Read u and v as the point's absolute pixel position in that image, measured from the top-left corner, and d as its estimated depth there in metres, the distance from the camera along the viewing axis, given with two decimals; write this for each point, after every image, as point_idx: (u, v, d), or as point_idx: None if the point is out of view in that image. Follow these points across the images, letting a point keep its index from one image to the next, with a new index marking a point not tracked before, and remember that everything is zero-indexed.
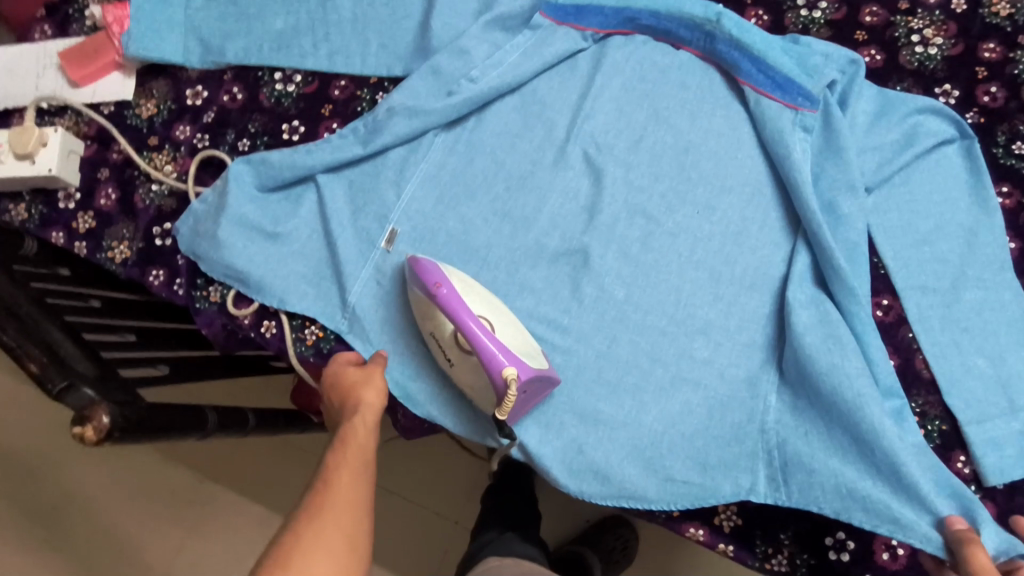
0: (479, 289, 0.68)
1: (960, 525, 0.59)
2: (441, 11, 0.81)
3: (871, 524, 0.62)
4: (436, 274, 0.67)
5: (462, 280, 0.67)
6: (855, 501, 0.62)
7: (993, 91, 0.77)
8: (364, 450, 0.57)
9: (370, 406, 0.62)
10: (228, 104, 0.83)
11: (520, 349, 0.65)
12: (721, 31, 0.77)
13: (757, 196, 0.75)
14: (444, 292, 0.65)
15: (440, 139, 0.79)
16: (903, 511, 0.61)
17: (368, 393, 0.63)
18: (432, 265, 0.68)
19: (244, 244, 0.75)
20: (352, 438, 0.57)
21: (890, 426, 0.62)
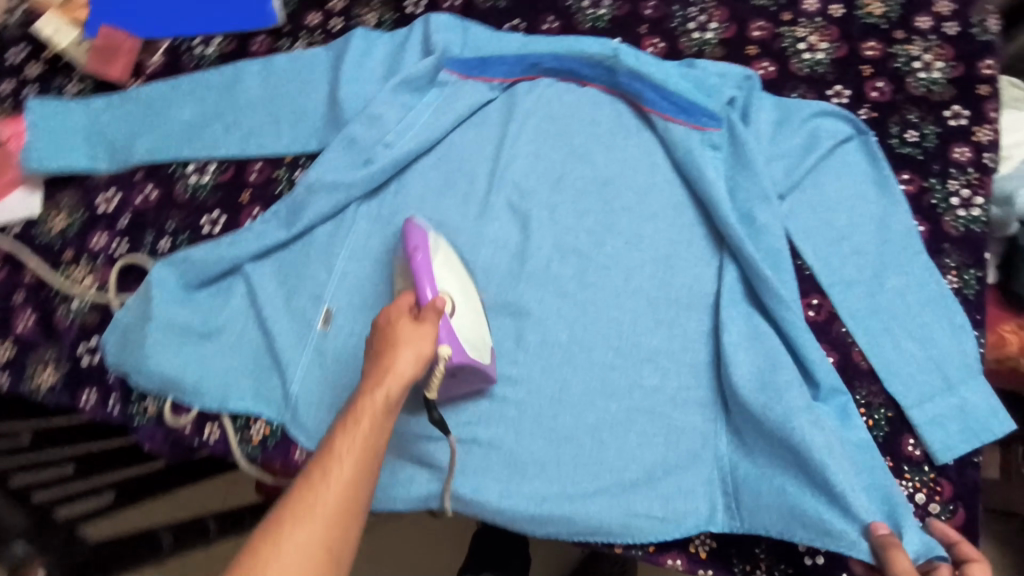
0: (455, 270, 0.71)
1: (882, 530, 0.60)
2: (348, 80, 0.81)
3: (810, 539, 0.63)
4: (416, 241, 0.69)
5: (442, 256, 0.70)
6: (795, 519, 0.64)
7: (880, 86, 0.82)
8: (372, 437, 0.50)
9: (404, 373, 0.54)
10: (143, 205, 0.81)
11: (469, 338, 0.67)
12: (620, 65, 0.79)
13: (680, 218, 0.77)
14: (415, 258, 0.67)
15: (364, 210, 0.79)
16: (832, 519, 0.62)
17: (406, 349, 0.55)
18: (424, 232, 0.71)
19: (176, 349, 0.73)
20: (369, 413, 0.51)
21: (817, 436, 0.64)
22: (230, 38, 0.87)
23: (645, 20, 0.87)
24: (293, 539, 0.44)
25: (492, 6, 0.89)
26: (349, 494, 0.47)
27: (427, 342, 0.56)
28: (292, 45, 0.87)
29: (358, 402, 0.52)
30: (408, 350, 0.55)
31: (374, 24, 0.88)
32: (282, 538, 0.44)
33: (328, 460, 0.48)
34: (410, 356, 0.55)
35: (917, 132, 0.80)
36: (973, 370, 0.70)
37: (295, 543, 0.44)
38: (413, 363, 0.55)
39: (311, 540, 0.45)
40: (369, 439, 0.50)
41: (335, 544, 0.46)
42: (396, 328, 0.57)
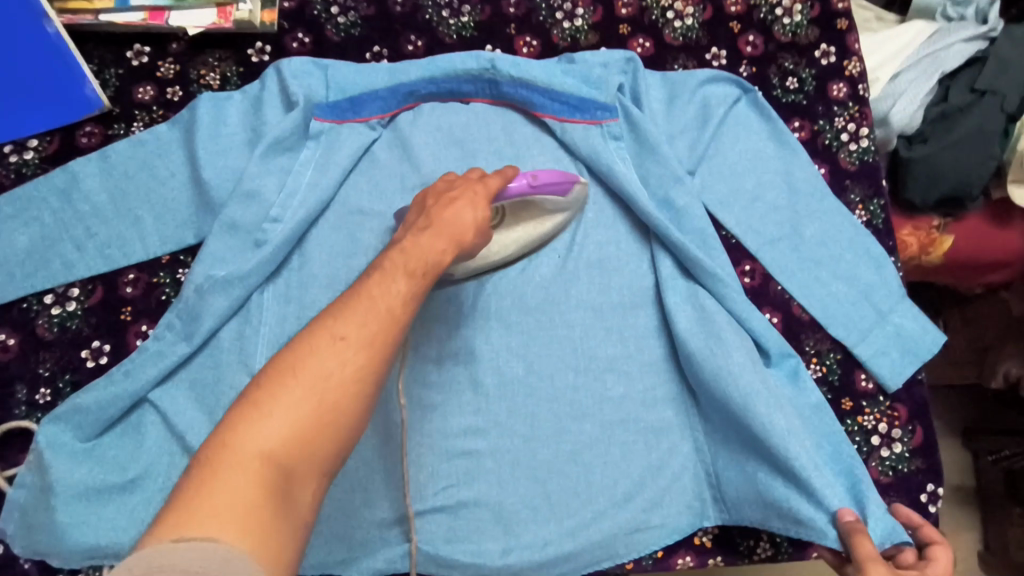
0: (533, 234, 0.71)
1: (848, 517, 0.62)
2: (209, 157, 0.71)
3: (785, 528, 0.65)
4: (544, 179, 0.67)
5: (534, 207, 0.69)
6: (770, 509, 0.66)
7: (752, 40, 0.83)
8: (422, 278, 0.48)
9: (458, 229, 0.52)
10: (2, 357, 0.69)
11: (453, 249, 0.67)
12: (501, 75, 0.75)
13: (602, 218, 0.75)
14: (521, 182, 0.65)
15: (270, 294, 0.71)
16: (802, 508, 0.64)
17: (470, 210, 0.54)
18: (561, 181, 0.69)
19: (95, 513, 0.64)
20: (427, 252, 0.49)
21: (779, 419, 0.65)
22: (47, 136, 0.76)
23: (511, 19, 0.83)
24: (346, 344, 0.41)
25: (346, 36, 0.82)
26: (400, 321, 0.44)
27: (488, 210, 0.55)
28: (130, 128, 0.77)
29: (416, 242, 0.51)
30: (471, 210, 0.54)
31: (219, 86, 0.79)
32: (334, 343, 0.41)
33: (388, 280, 0.46)
34: (466, 211, 0.54)
35: (796, 78, 0.82)
36: (900, 296, 0.74)
37: (348, 351, 0.41)
38: (471, 227, 0.54)
39: (365, 360, 0.41)
40: (422, 277, 0.48)
41: (378, 366, 0.42)
42: (461, 192, 0.56)
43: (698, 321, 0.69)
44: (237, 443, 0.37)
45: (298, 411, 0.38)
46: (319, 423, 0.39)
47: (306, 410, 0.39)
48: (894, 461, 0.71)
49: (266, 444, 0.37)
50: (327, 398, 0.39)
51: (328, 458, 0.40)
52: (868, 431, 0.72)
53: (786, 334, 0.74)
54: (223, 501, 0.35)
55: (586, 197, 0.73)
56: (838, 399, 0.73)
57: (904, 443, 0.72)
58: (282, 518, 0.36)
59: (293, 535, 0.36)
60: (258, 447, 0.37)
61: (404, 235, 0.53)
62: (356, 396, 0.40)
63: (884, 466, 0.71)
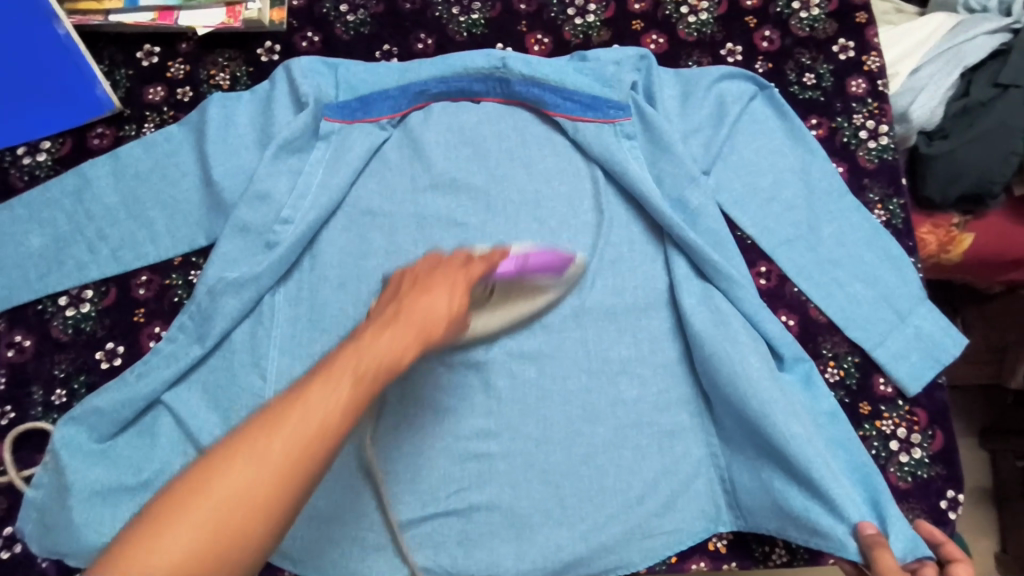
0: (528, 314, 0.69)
1: (869, 529, 0.61)
2: (220, 158, 0.71)
3: (804, 539, 0.64)
4: (535, 259, 0.67)
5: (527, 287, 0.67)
6: (788, 518, 0.65)
7: (768, 35, 0.81)
8: (365, 381, 0.48)
9: (417, 324, 0.53)
10: (18, 358, 0.70)
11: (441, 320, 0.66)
12: (512, 74, 0.74)
13: (615, 218, 0.74)
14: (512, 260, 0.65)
15: (282, 296, 0.71)
16: (821, 518, 0.63)
17: (443, 297, 0.56)
18: (557, 264, 0.68)
19: (110, 513, 0.64)
20: (379, 351, 0.50)
21: (796, 427, 0.64)
22: (59, 138, 0.76)
23: (522, 16, 0.82)
24: (266, 455, 0.42)
25: (355, 35, 0.81)
26: (349, 414, 0.46)
27: (461, 304, 0.57)
28: (141, 129, 0.77)
29: (384, 327, 0.52)
30: (445, 298, 0.56)
31: (229, 86, 0.79)
32: (250, 454, 0.42)
33: (326, 381, 0.47)
34: (427, 306, 0.55)
35: (813, 74, 0.80)
36: (919, 297, 0.73)
37: (266, 462, 0.42)
38: (434, 319, 0.55)
39: (281, 475, 0.42)
40: (365, 380, 0.48)
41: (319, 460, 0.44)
42: (438, 279, 0.58)
43: (720, 323, 0.68)
44: (138, 554, 0.38)
45: (198, 527, 0.39)
46: (220, 540, 0.39)
47: (206, 526, 0.39)
48: (914, 467, 0.70)
49: (162, 560, 0.38)
50: (233, 514, 0.40)
51: (250, 559, 0.40)
52: (886, 436, 0.71)
53: (802, 336, 0.73)
54: None
55: (582, 275, 0.71)
56: (856, 402, 0.71)
57: (924, 448, 0.70)
58: None
59: None
60: (156, 561, 0.38)
61: (367, 327, 0.54)
62: (262, 513, 0.41)
63: (903, 472, 0.70)
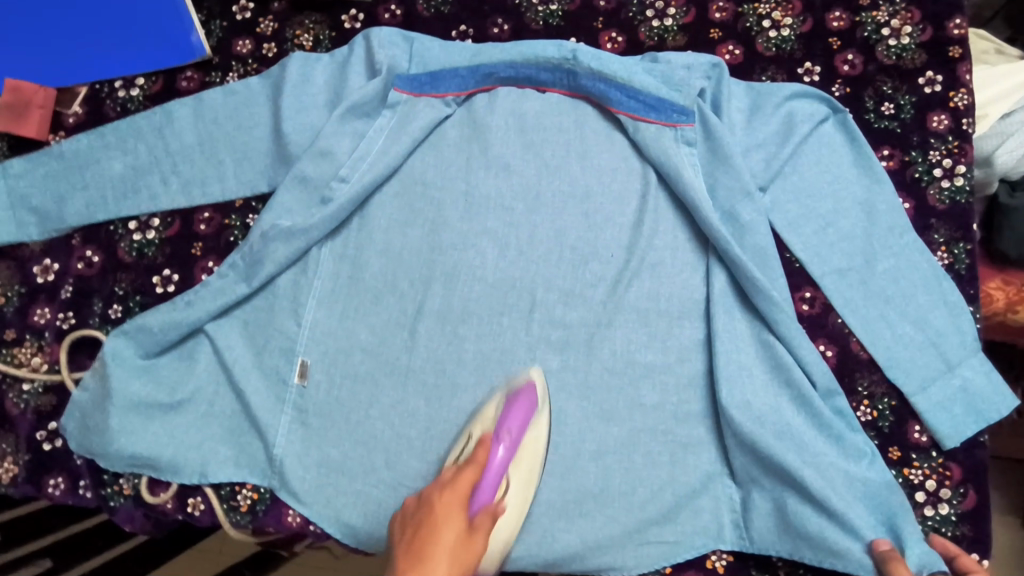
0: (532, 469, 0.64)
1: (884, 546, 0.61)
2: (291, 112, 0.75)
3: (818, 559, 0.64)
4: (513, 428, 0.63)
5: (529, 450, 0.64)
6: (804, 541, 0.64)
7: (851, 58, 0.79)
8: None
9: None
10: (85, 271, 0.76)
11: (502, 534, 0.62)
12: (580, 67, 0.74)
13: (662, 221, 0.73)
14: (500, 449, 0.61)
15: (327, 250, 0.74)
16: (839, 539, 0.62)
17: (442, 565, 0.49)
18: (529, 411, 0.64)
19: (142, 426, 0.69)
20: None
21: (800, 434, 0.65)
22: (152, 77, 0.81)
23: (600, 12, 0.82)
24: None
25: (435, 12, 0.83)
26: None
27: (468, 545, 0.51)
28: (225, 77, 0.81)
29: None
30: (450, 552, 0.50)
31: (311, 46, 0.82)
32: None
33: None
34: (436, 563, 0.49)
35: (893, 104, 0.77)
36: (973, 349, 0.69)
37: None
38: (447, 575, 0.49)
39: None
40: None
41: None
42: (431, 532, 0.50)
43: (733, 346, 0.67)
44: None
45: None
46: None
47: None
48: (938, 522, 0.67)
49: None
50: None
51: None
52: (913, 485, 0.68)
53: (838, 368, 0.71)
54: None
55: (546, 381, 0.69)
56: (886, 446, 0.69)
57: (952, 505, 0.67)
58: None
59: None
60: None
61: None
62: None
63: (926, 526, 0.67)
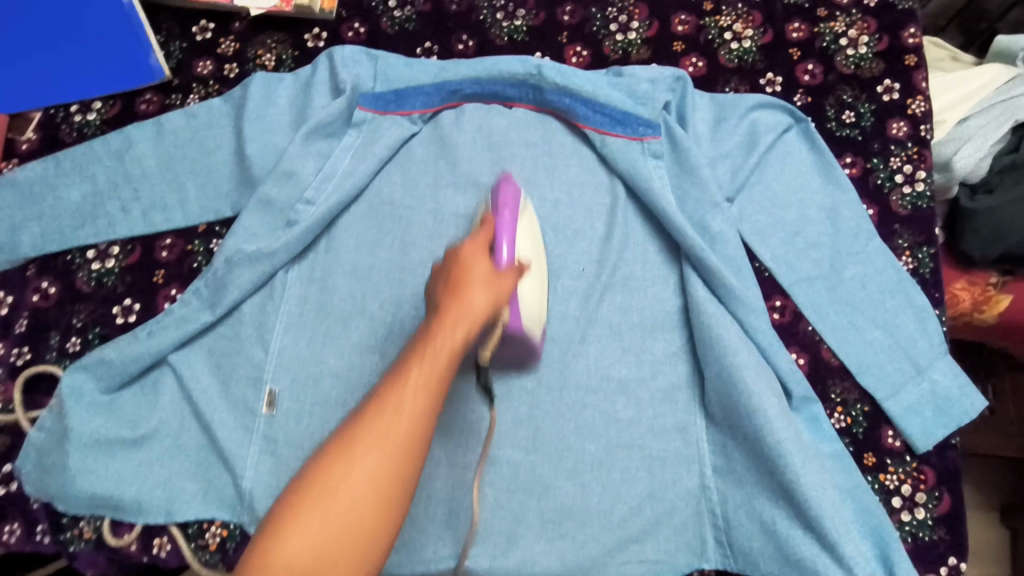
0: (534, 236, 0.66)
1: None
2: (253, 134, 0.74)
3: None
4: (509, 199, 0.63)
5: (528, 222, 0.65)
6: (792, 567, 0.63)
7: (811, 68, 0.80)
8: (433, 384, 0.45)
9: (470, 301, 0.49)
10: (41, 304, 0.73)
11: (530, 311, 0.63)
12: (546, 82, 0.75)
13: (632, 234, 0.73)
14: (505, 211, 0.61)
15: (295, 274, 0.72)
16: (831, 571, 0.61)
17: (479, 290, 0.50)
18: (516, 189, 0.65)
19: (103, 463, 0.66)
20: (432, 354, 0.46)
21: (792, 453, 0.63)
22: (110, 100, 0.79)
23: (564, 27, 0.83)
24: (358, 463, 0.41)
25: (399, 30, 0.83)
26: (423, 432, 0.43)
27: (501, 278, 0.53)
28: (185, 99, 0.80)
29: (429, 340, 0.47)
30: (484, 283, 0.51)
31: (273, 66, 0.81)
32: (349, 460, 0.41)
33: (397, 391, 0.44)
34: (475, 289, 0.50)
35: (854, 112, 0.78)
36: (940, 351, 0.70)
37: (362, 466, 0.41)
38: (485, 295, 0.50)
39: (377, 488, 0.41)
40: (430, 386, 0.45)
41: (412, 470, 0.43)
42: (462, 267, 0.52)
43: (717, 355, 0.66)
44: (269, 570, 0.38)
45: (318, 535, 0.39)
46: (348, 547, 0.39)
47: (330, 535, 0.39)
48: (915, 527, 0.67)
49: (297, 563, 0.38)
50: (350, 521, 0.40)
51: (382, 551, 0.41)
52: (889, 490, 0.68)
53: (811, 377, 0.71)
54: None
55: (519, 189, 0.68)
56: (860, 452, 0.69)
57: (928, 509, 0.67)
58: None
59: None
60: (290, 563, 0.38)
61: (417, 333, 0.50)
62: (375, 509, 0.41)
63: (903, 531, 0.67)
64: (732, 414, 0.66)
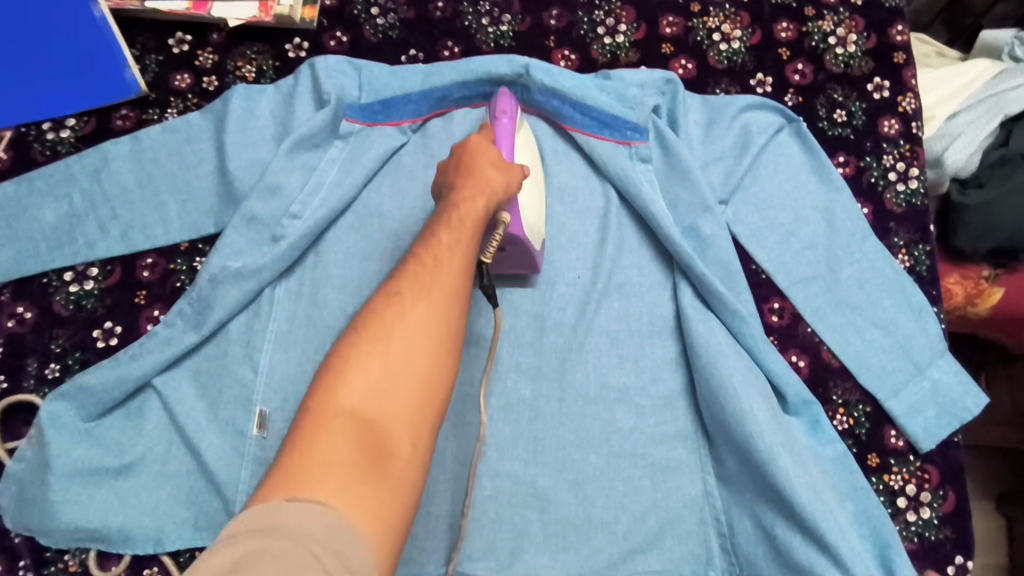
0: (530, 150, 0.69)
1: None
2: (235, 148, 0.71)
3: None
4: (505, 106, 0.66)
5: (524, 137, 0.68)
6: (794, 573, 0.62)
7: (800, 68, 0.80)
8: (466, 244, 0.48)
9: (486, 177, 0.52)
10: (17, 329, 0.70)
11: (531, 219, 0.65)
12: (534, 84, 0.73)
13: (627, 239, 0.72)
14: (503, 119, 0.64)
15: (282, 290, 0.70)
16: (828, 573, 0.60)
17: (490, 166, 0.53)
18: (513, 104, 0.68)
19: (87, 494, 0.64)
20: (460, 220, 0.49)
21: (783, 456, 0.62)
22: (85, 116, 0.77)
23: (551, 32, 0.82)
24: (406, 318, 0.43)
25: (383, 37, 0.81)
26: (462, 285, 0.46)
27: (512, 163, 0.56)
28: (164, 113, 0.77)
29: (454, 208, 0.50)
30: (496, 161, 0.54)
31: (254, 78, 0.79)
32: (397, 311, 0.43)
33: (432, 251, 0.46)
34: (490, 167, 0.53)
35: (845, 111, 0.78)
36: (940, 350, 0.69)
37: (412, 317, 0.43)
38: (500, 174, 0.54)
39: (428, 341, 0.43)
40: (461, 247, 0.47)
41: (457, 323, 0.45)
42: (472, 150, 0.54)
43: (714, 363, 0.65)
44: (328, 415, 0.39)
45: (375, 383, 0.40)
46: (414, 400, 0.41)
47: (387, 382, 0.41)
48: (921, 527, 0.66)
49: (355, 406, 0.40)
50: (410, 373, 0.41)
51: (442, 399, 0.43)
52: (894, 491, 0.67)
53: (812, 379, 0.70)
54: (328, 460, 0.38)
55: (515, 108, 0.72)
56: (864, 454, 0.68)
57: (933, 508, 0.67)
58: (382, 473, 0.38)
59: (400, 477, 0.39)
60: (351, 407, 0.40)
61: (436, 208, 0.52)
62: (428, 353, 0.42)
63: (909, 531, 0.66)
64: (721, 424, 0.64)
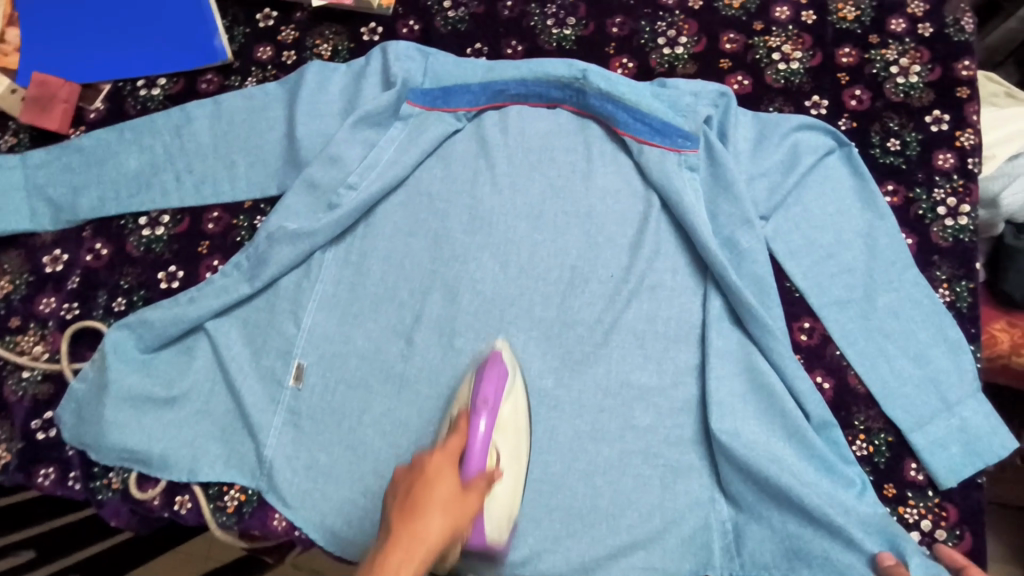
0: (517, 427, 0.65)
1: (889, 561, 0.60)
2: (304, 119, 0.77)
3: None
4: (489, 394, 0.62)
5: (509, 411, 0.64)
6: (801, 560, 0.63)
7: (858, 94, 0.80)
8: None
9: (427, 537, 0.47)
10: (93, 263, 0.77)
11: (496, 517, 0.61)
12: (590, 87, 0.76)
13: (664, 243, 0.73)
14: (482, 416, 0.60)
15: (331, 255, 0.75)
16: (843, 557, 0.62)
17: (436, 515, 0.48)
18: (501, 378, 0.64)
19: (136, 419, 0.69)
20: None
21: (784, 470, 0.63)
22: (174, 78, 0.84)
23: (612, 38, 0.84)
24: None
25: (451, 30, 0.86)
26: None
27: (460, 512, 0.50)
28: (243, 82, 0.83)
29: None
30: (443, 512, 0.49)
31: (329, 56, 0.85)
32: None
33: None
34: (434, 519, 0.48)
35: (899, 140, 0.78)
36: (972, 389, 0.68)
37: None
38: (445, 527, 0.48)
39: None
40: None
41: None
42: (426, 484, 0.50)
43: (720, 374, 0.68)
44: None
45: None
46: None
47: None
48: None
49: None
50: None
51: None
52: (908, 525, 0.66)
53: (835, 403, 0.70)
54: None
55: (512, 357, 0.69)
56: (881, 483, 0.68)
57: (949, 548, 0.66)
58: None
59: None
60: None
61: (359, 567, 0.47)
62: None
63: None
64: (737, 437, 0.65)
